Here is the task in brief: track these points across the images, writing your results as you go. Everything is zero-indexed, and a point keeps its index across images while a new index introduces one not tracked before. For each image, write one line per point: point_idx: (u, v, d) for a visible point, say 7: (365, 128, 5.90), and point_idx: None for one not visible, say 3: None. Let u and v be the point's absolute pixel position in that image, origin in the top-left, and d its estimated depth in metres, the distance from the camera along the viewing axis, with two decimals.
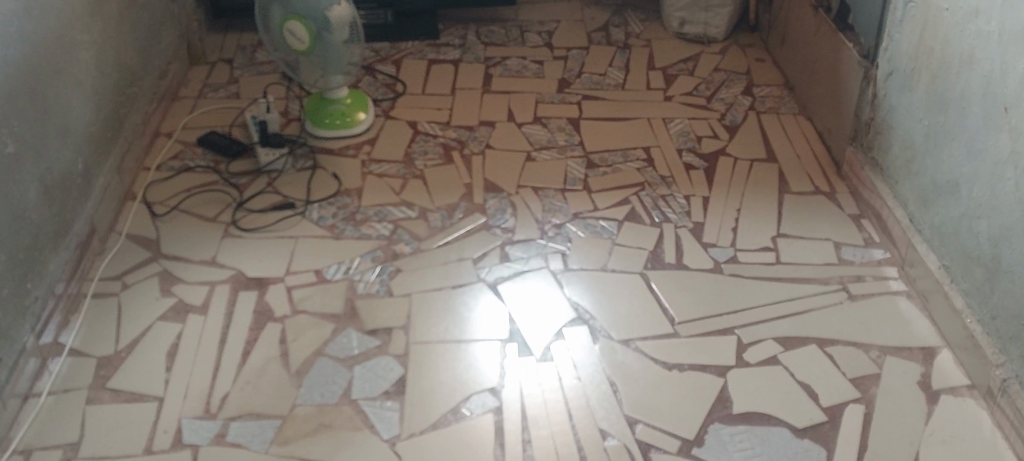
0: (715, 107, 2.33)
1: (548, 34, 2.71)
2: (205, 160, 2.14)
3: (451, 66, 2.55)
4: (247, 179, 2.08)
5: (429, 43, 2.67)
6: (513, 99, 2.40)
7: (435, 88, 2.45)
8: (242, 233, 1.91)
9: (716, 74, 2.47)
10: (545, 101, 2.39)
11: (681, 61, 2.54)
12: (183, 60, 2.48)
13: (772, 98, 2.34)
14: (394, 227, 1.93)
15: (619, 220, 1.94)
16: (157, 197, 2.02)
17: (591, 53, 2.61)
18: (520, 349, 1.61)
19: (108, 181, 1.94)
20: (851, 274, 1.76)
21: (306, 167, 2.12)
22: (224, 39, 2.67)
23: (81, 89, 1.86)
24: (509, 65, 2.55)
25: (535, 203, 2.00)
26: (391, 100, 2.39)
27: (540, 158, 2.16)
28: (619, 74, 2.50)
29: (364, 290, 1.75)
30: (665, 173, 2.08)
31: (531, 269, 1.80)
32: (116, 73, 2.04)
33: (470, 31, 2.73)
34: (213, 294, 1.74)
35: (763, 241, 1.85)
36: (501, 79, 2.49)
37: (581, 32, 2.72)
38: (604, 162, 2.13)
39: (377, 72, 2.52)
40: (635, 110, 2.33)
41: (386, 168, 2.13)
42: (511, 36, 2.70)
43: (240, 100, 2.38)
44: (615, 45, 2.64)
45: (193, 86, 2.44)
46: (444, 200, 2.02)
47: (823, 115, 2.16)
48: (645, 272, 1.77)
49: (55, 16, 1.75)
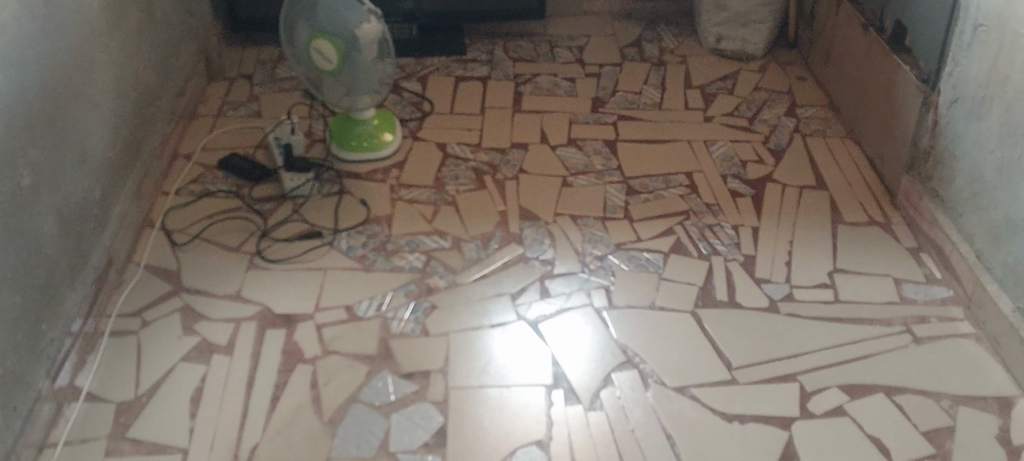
0: (758, 128, 2.22)
1: (579, 49, 2.61)
2: (227, 184, 2.04)
3: (479, 84, 2.46)
4: (271, 205, 1.98)
5: (456, 58, 2.58)
6: (546, 119, 2.31)
7: (464, 107, 2.36)
8: (268, 265, 1.81)
9: (756, 94, 2.37)
10: (579, 121, 2.30)
11: (719, 79, 2.44)
12: (201, 76, 2.38)
13: (818, 119, 2.24)
14: (426, 259, 1.83)
15: (664, 251, 1.84)
16: (176, 223, 1.92)
17: (625, 70, 2.51)
18: (567, 395, 1.51)
19: (126, 209, 1.85)
20: (914, 314, 1.66)
21: (333, 192, 2.03)
22: (242, 53, 2.57)
23: (100, 113, 1.76)
24: (540, 83, 2.46)
25: (574, 232, 1.91)
26: (419, 120, 2.30)
27: (577, 183, 2.06)
28: (655, 93, 2.40)
29: (398, 329, 1.65)
30: (710, 200, 1.98)
31: (573, 305, 1.70)
32: (134, 93, 1.95)
33: (498, 46, 2.63)
34: (239, 333, 1.64)
35: (820, 276, 1.75)
36: (533, 98, 2.39)
37: (613, 47, 2.62)
38: (644, 188, 2.04)
39: (402, 90, 2.42)
40: (675, 132, 2.23)
41: (416, 194, 2.03)
42: (540, 51, 2.60)
43: (261, 119, 2.28)
44: (649, 61, 2.54)
45: (212, 103, 2.34)
46: (479, 228, 1.92)
47: (874, 139, 2.06)
48: (697, 311, 1.67)
49: (71, 37, 1.65)
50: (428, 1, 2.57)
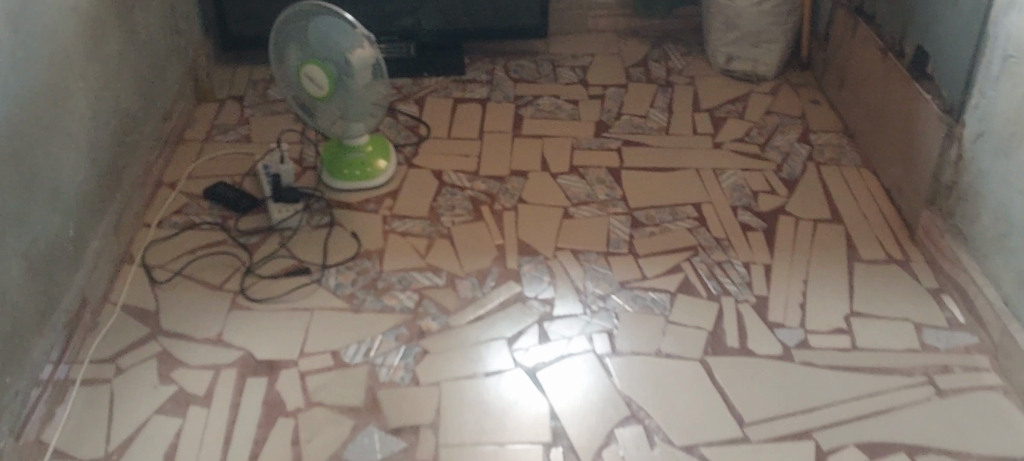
0: (770, 156, 2.12)
1: (582, 69, 2.51)
2: (212, 216, 1.95)
3: (479, 106, 2.36)
4: (257, 238, 1.89)
5: (454, 79, 2.48)
6: (547, 144, 2.21)
7: (462, 132, 2.26)
8: (252, 305, 1.72)
9: (768, 118, 2.27)
10: (582, 147, 2.20)
11: (728, 101, 2.34)
12: (189, 98, 2.29)
13: (832, 147, 2.15)
14: (419, 298, 1.73)
15: (671, 291, 1.73)
16: (157, 258, 1.83)
17: (630, 91, 2.41)
18: (566, 454, 1.41)
19: (103, 245, 1.75)
20: (937, 363, 1.55)
21: (322, 224, 1.93)
22: (233, 73, 2.48)
23: (76, 145, 1.67)
24: (541, 105, 2.36)
25: (575, 269, 1.81)
26: (415, 145, 2.20)
27: (579, 215, 1.96)
28: (661, 116, 2.30)
29: (386, 376, 1.56)
30: (720, 234, 1.88)
31: (573, 351, 1.60)
32: (114, 121, 1.85)
33: (499, 65, 2.54)
34: (218, 381, 1.55)
35: (835, 321, 1.65)
36: (534, 122, 2.30)
37: (618, 66, 2.52)
38: (650, 220, 1.94)
39: (398, 113, 2.33)
40: (682, 159, 2.13)
41: (410, 225, 1.94)
42: (542, 71, 2.51)
43: (251, 144, 2.19)
44: (655, 82, 2.44)
45: (200, 127, 2.25)
46: (475, 264, 1.82)
47: (892, 170, 1.96)
48: (706, 359, 1.57)
49: (46, 67, 1.56)
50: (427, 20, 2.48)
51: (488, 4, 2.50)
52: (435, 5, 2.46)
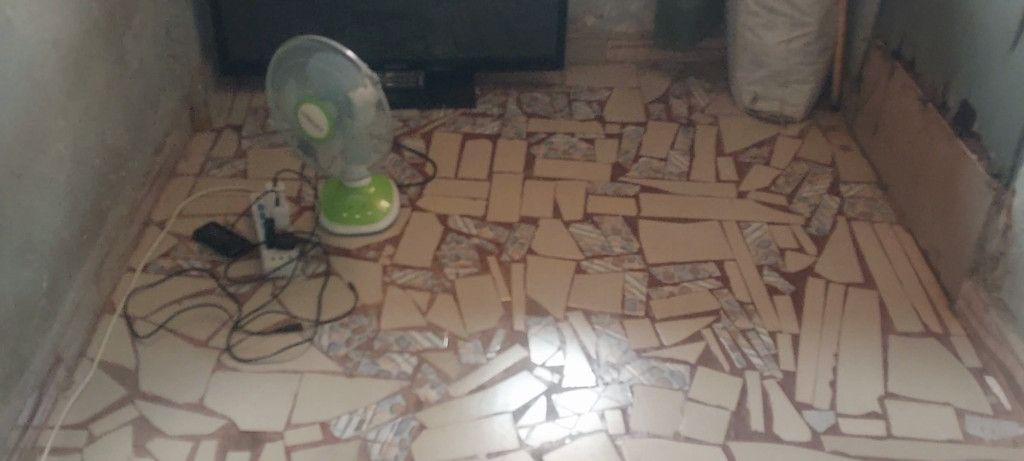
0: (798, 209, 2.00)
1: (599, 104, 2.39)
2: (202, 261, 1.83)
3: (489, 143, 2.24)
4: (248, 287, 1.77)
5: (464, 112, 2.36)
6: (560, 188, 2.09)
7: (471, 171, 2.14)
8: (238, 365, 1.60)
9: (796, 165, 2.14)
10: (597, 192, 2.07)
11: (753, 145, 2.22)
12: (184, 128, 2.17)
13: (864, 200, 2.02)
14: (417, 362, 1.61)
15: (691, 362, 1.60)
16: (140, 308, 1.71)
17: (649, 130, 2.28)
18: None
19: (81, 295, 1.64)
20: (981, 457, 1.42)
21: (318, 272, 1.81)
22: (232, 100, 2.36)
23: (54, 190, 1.55)
24: (555, 144, 2.24)
25: (587, 333, 1.68)
26: (420, 185, 2.08)
27: (592, 269, 1.84)
28: (682, 159, 2.17)
29: (379, 454, 1.43)
30: (744, 298, 1.75)
31: (582, 430, 1.48)
32: (99, 159, 1.74)
33: (511, 97, 2.42)
34: (198, 455, 1.43)
35: (869, 403, 1.52)
36: (547, 162, 2.18)
37: (637, 102, 2.40)
38: (668, 278, 1.81)
39: (404, 149, 2.21)
40: (704, 210, 2.00)
41: (411, 277, 1.81)
42: (557, 105, 2.39)
43: (247, 180, 2.07)
44: (676, 121, 2.32)
45: (194, 159, 2.13)
46: (479, 324, 1.70)
47: (930, 231, 1.84)
48: (728, 445, 1.45)
49: (22, 109, 1.45)
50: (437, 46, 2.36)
51: (502, 33, 2.38)
52: (445, 32, 2.34)
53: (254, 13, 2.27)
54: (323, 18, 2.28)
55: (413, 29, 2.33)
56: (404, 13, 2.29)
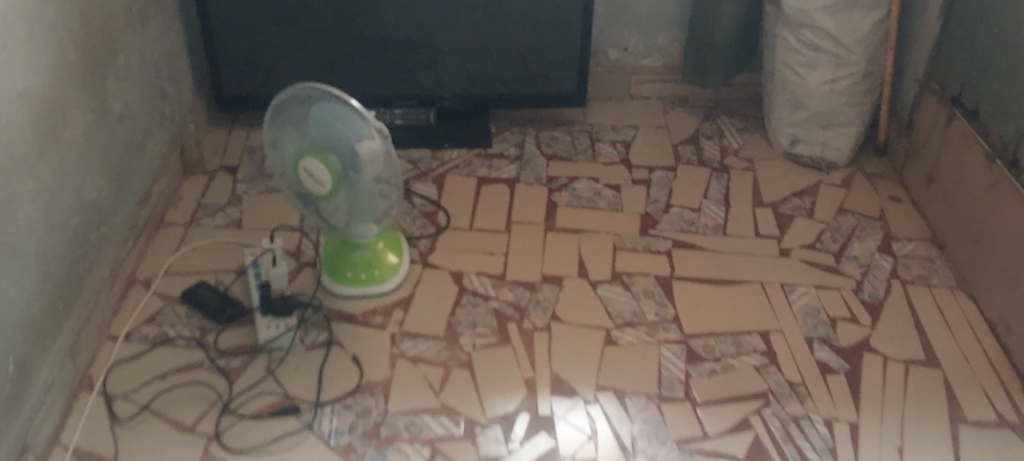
0: (848, 270, 1.83)
1: (624, 146, 2.21)
2: (190, 328, 1.65)
3: (507, 189, 2.07)
4: (241, 360, 1.59)
5: (479, 152, 2.19)
6: (585, 242, 1.91)
7: (488, 222, 1.96)
8: (228, 456, 1.41)
9: (842, 218, 1.97)
10: (626, 247, 1.89)
11: (794, 194, 2.04)
12: (173, 171, 2.00)
13: (919, 261, 1.85)
14: (430, 453, 1.43)
15: (739, 457, 1.43)
16: (121, 385, 1.53)
17: (679, 176, 2.11)
18: None
19: (55, 373, 1.46)
20: None
21: (319, 343, 1.63)
22: (228, 138, 2.19)
23: (24, 259, 1.38)
24: (577, 191, 2.06)
25: (621, 418, 1.50)
26: (432, 238, 1.90)
27: (624, 340, 1.66)
28: (717, 210, 1.99)
29: None
30: (794, 377, 1.58)
31: None
32: (77, 217, 1.56)
33: (530, 136, 2.25)
34: None
35: None
36: (570, 212, 2.00)
37: (665, 143, 2.22)
38: (709, 352, 1.63)
39: (414, 195, 2.03)
40: (743, 270, 1.82)
41: (423, 348, 1.63)
42: (579, 146, 2.21)
43: (241, 231, 1.89)
44: (709, 165, 2.14)
45: (184, 207, 1.96)
46: (500, 406, 1.52)
47: (998, 301, 1.66)
48: None
49: None
50: (450, 77, 2.19)
51: (522, 66, 2.20)
52: (459, 62, 2.16)
53: (253, 45, 2.10)
54: (328, 51, 2.11)
55: (424, 62, 2.15)
56: (415, 44, 2.12)
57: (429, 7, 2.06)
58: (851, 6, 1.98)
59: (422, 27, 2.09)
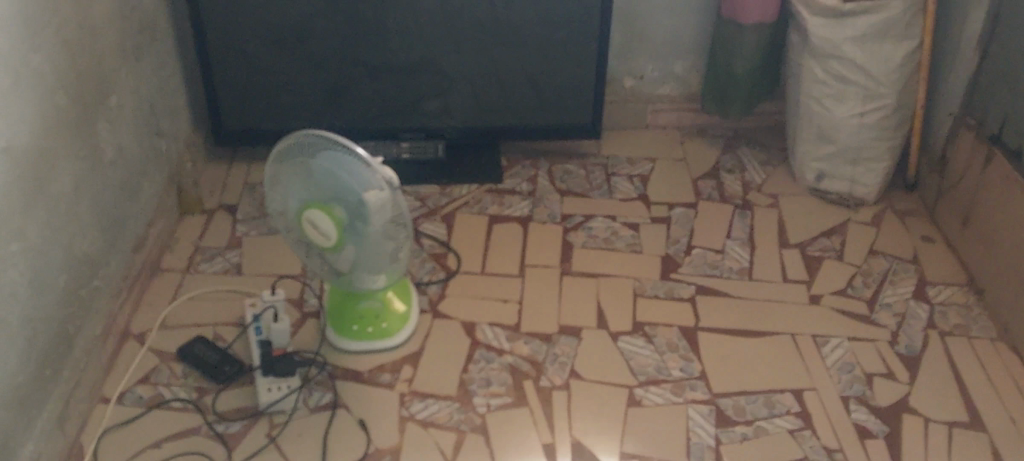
0: (882, 319, 1.73)
1: (642, 180, 2.11)
2: (188, 389, 1.56)
3: (520, 227, 1.96)
4: (241, 425, 1.49)
5: (490, 188, 2.09)
6: (604, 286, 1.80)
7: (501, 264, 1.86)
8: None
9: (873, 260, 1.87)
10: (647, 292, 1.79)
11: (822, 234, 1.94)
12: (170, 212, 1.91)
13: (957, 309, 1.75)
14: None
15: None
16: (113, 454, 1.44)
17: (701, 212, 2.01)
18: None
19: (42, 444, 1.37)
20: None
21: (324, 405, 1.54)
22: (227, 174, 2.11)
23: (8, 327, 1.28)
24: (594, 229, 1.95)
25: None
26: (442, 283, 1.80)
27: (649, 399, 1.56)
28: (741, 252, 1.90)
29: None
30: (830, 443, 1.48)
31: None
32: (68, 274, 1.47)
33: (542, 170, 2.15)
34: None
35: None
36: (587, 252, 1.89)
37: (685, 177, 2.12)
38: (739, 413, 1.53)
39: (422, 236, 1.93)
40: (771, 319, 1.72)
41: (434, 410, 1.53)
42: (594, 180, 2.11)
43: (242, 278, 1.80)
44: (731, 202, 2.04)
45: (181, 250, 1.87)
46: None
47: None
48: None
49: None
50: (459, 107, 2.09)
51: (534, 96, 2.10)
52: (467, 90, 2.06)
53: (252, 77, 2.00)
54: (332, 83, 2.02)
55: (432, 93, 2.06)
56: (421, 73, 2.02)
57: (436, 35, 1.96)
58: (881, 35, 1.87)
59: (429, 56, 1.99)
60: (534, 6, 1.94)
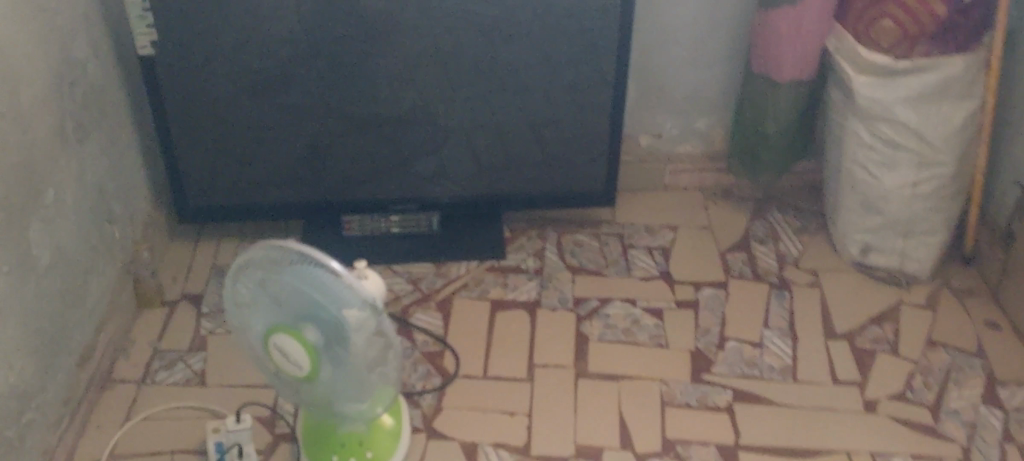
0: (951, 430, 1.49)
1: (662, 253, 1.87)
2: None
3: (527, 315, 1.72)
4: None
5: (491, 267, 1.85)
6: (626, 390, 1.56)
7: (507, 364, 1.62)
8: None
9: (932, 353, 1.63)
10: (677, 400, 1.54)
11: (872, 320, 1.71)
12: (125, 310, 1.69)
13: None
14: None
15: None
16: None
17: (732, 295, 1.77)
18: None
19: None
20: None
21: None
22: (194, 256, 1.89)
23: None
24: (612, 318, 1.71)
25: None
26: (439, 392, 1.56)
27: None
28: (782, 344, 1.66)
29: None
30: None
31: None
32: None
33: (551, 242, 1.91)
34: None
35: None
36: (605, 348, 1.65)
37: (710, 248, 1.89)
38: None
39: (415, 329, 1.69)
40: (820, 434, 1.48)
41: None
42: (609, 255, 1.87)
43: (206, 389, 1.58)
44: (764, 279, 1.81)
45: (138, 356, 1.65)
46: None
47: None
48: None
49: None
50: (458, 168, 1.82)
51: (542, 153, 1.83)
52: (467, 145, 1.79)
53: (219, 151, 1.75)
54: (311, 142, 1.75)
55: (426, 151, 1.78)
56: (413, 126, 1.74)
57: (428, 86, 1.69)
58: (938, 96, 1.64)
59: (422, 107, 1.72)
60: (538, 52, 1.67)
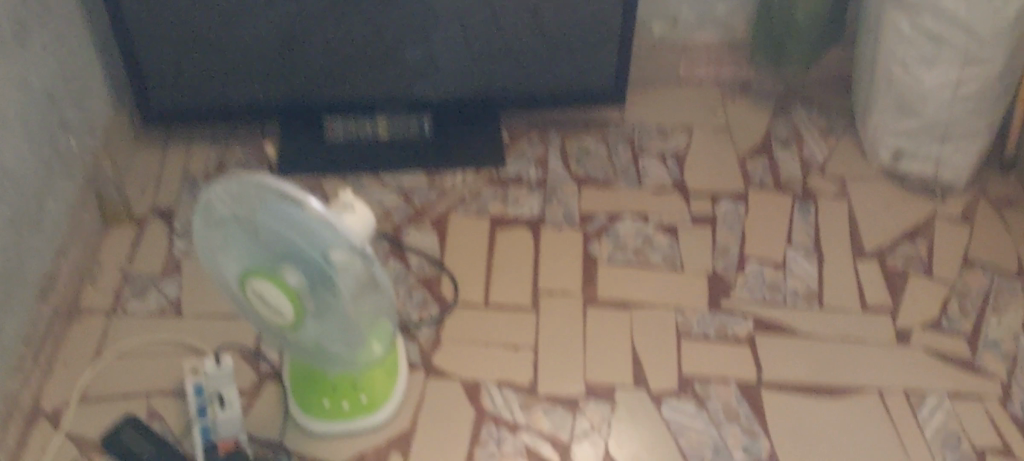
0: (990, 364, 1.38)
1: (676, 160, 1.71)
2: None
3: (529, 234, 1.58)
4: None
5: (489, 177, 1.69)
6: (639, 319, 1.44)
7: (509, 290, 1.49)
8: None
9: (969, 275, 1.51)
10: (693, 330, 1.43)
11: (904, 236, 1.58)
12: (87, 230, 1.53)
13: None
14: None
15: None
16: None
17: (752, 208, 1.62)
18: None
19: None
20: None
21: None
22: (161, 163, 1.72)
23: None
24: (622, 236, 1.57)
25: None
26: (435, 323, 1.43)
27: None
28: (807, 264, 1.53)
29: None
30: None
31: None
32: None
33: (552, 148, 1.75)
34: None
35: None
36: (615, 271, 1.51)
37: (728, 153, 1.73)
38: None
39: (407, 250, 1.55)
40: (849, 369, 1.38)
41: None
42: (617, 162, 1.71)
43: (183, 320, 1.45)
44: (786, 190, 1.66)
45: (105, 282, 1.51)
46: None
47: None
48: None
49: None
50: (450, 58, 1.62)
51: (546, 43, 1.63)
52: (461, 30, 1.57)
53: (180, 45, 1.55)
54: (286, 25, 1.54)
55: (415, 37, 1.57)
56: (400, 6, 1.53)
57: None
58: None
59: None
60: None
